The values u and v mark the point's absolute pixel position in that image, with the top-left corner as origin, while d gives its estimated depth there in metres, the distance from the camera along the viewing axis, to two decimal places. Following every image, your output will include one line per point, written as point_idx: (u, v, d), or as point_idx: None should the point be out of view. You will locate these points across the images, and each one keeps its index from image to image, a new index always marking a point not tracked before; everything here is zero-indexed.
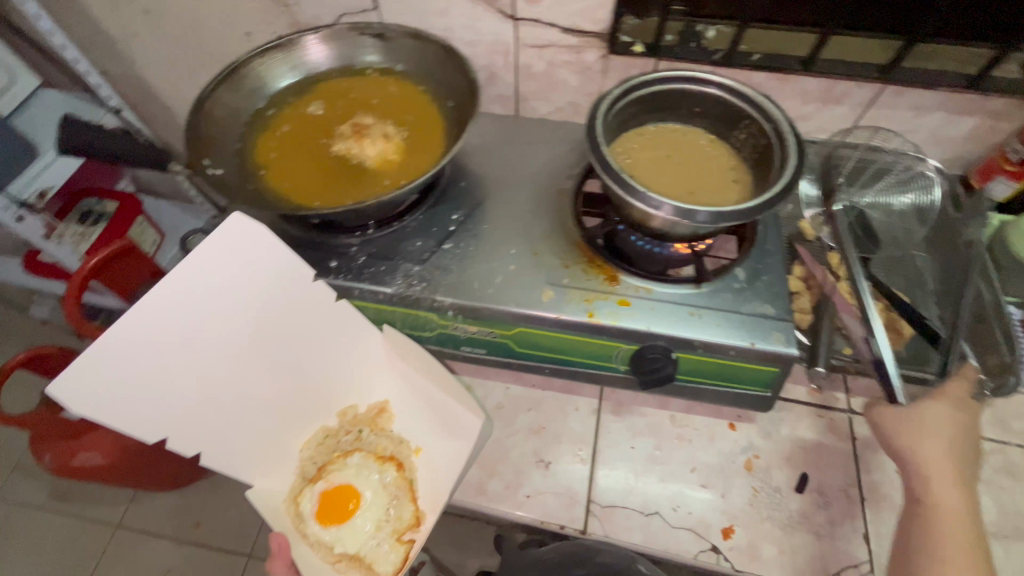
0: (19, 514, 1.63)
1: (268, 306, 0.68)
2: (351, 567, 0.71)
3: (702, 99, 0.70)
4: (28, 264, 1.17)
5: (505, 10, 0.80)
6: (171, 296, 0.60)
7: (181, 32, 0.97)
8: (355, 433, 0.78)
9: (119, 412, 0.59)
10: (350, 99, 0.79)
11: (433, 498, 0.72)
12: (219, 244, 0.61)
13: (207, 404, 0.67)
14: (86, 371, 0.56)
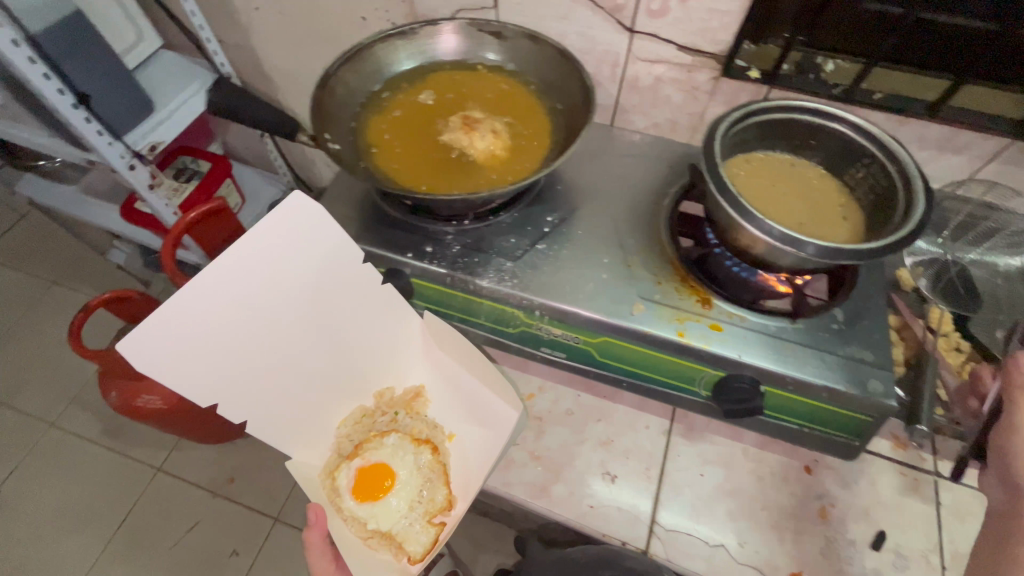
0: (70, 444, 1.70)
1: (324, 286, 0.73)
2: (383, 543, 0.76)
3: (821, 132, 0.69)
4: (124, 210, 1.24)
5: (624, 22, 0.80)
6: (236, 271, 0.65)
7: (300, 10, 1.01)
8: (391, 415, 0.84)
9: (177, 372, 0.65)
10: (461, 92, 0.81)
11: (465, 485, 0.76)
12: (283, 223, 0.66)
13: (253, 373, 0.72)
14: (157, 334, 0.62)
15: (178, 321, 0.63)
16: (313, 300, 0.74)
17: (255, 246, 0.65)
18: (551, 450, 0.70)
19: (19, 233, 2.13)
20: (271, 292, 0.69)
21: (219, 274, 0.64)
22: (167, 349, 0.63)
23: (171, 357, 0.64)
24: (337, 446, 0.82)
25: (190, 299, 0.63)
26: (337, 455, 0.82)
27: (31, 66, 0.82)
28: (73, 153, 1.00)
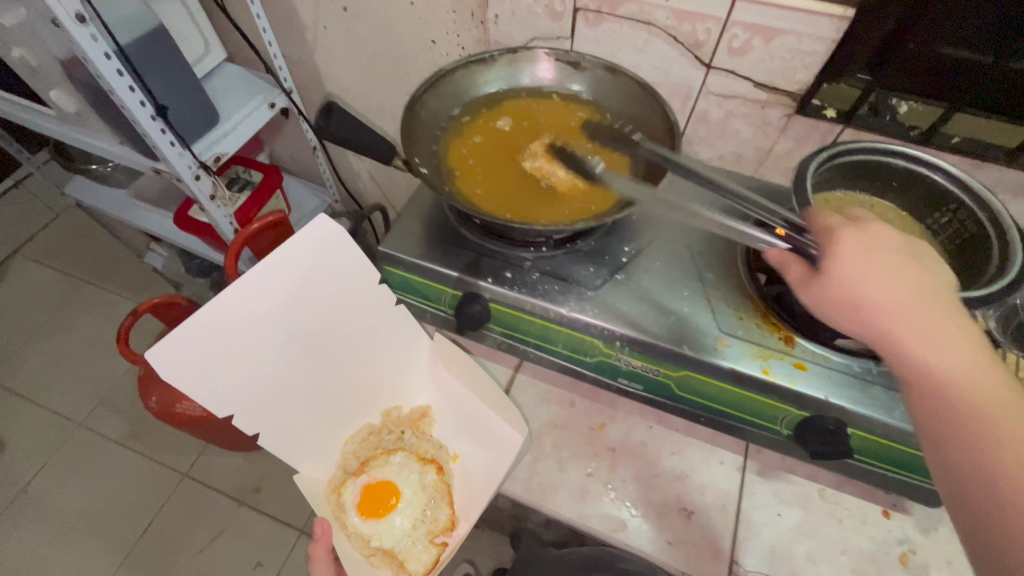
0: (97, 445, 1.68)
1: (340, 302, 0.80)
2: (385, 562, 0.79)
3: (906, 175, 0.69)
4: (177, 217, 1.26)
5: (702, 57, 0.81)
6: (264, 285, 0.73)
7: (369, 31, 1.03)
8: (398, 433, 0.89)
9: (203, 382, 0.72)
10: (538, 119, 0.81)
11: (467, 506, 0.80)
12: (304, 242, 0.74)
13: (271, 388, 0.79)
14: (189, 339, 0.70)
15: (207, 328, 0.71)
16: (327, 315, 0.80)
17: (280, 262, 0.73)
18: (626, 482, 0.70)
19: (53, 231, 2.13)
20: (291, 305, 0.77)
21: (248, 286, 0.72)
22: (195, 353, 0.71)
23: (196, 361, 0.71)
24: (344, 463, 0.87)
25: (220, 308, 0.71)
26: (343, 471, 0.87)
27: (121, 79, 0.83)
28: (144, 163, 1.02)
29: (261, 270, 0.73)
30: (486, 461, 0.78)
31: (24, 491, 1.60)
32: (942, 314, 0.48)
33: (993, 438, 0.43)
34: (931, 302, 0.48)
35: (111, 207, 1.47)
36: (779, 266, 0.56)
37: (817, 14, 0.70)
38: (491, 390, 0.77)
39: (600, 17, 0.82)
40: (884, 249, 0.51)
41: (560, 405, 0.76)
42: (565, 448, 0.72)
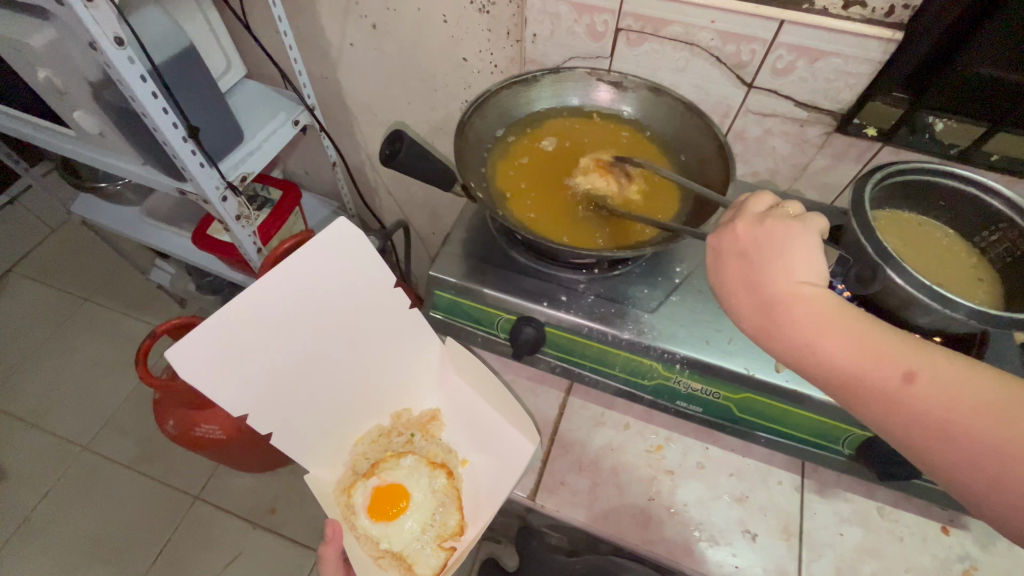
0: (106, 470, 1.57)
1: (353, 306, 0.79)
2: (393, 564, 0.79)
3: (953, 194, 0.71)
4: (195, 237, 1.24)
5: (744, 77, 0.82)
6: (278, 288, 0.72)
7: (399, 48, 1.02)
8: (407, 436, 0.87)
9: (213, 385, 0.71)
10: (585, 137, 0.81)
11: (476, 512, 0.79)
12: (322, 242, 0.73)
13: (282, 390, 0.78)
14: (204, 339, 0.69)
15: (218, 330, 0.69)
16: (340, 319, 0.79)
17: (296, 265, 0.72)
18: (688, 505, 0.69)
19: (47, 246, 2.02)
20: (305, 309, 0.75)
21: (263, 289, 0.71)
22: (207, 356, 0.70)
23: (207, 364, 0.70)
24: (354, 464, 0.86)
25: (233, 311, 0.70)
26: (353, 472, 0.86)
27: (155, 101, 0.81)
28: (169, 184, 1.00)
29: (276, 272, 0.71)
30: (495, 471, 0.77)
31: (27, 519, 1.48)
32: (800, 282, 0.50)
33: (883, 383, 0.46)
34: (797, 270, 0.51)
35: (121, 225, 1.43)
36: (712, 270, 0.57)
37: (864, 37, 0.71)
38: (506, 398, 0.77)
39: (642, 37, 0.82)
40: (759, 239, 0.53)
41: (615, 427, 0.76)
42: (624, 471, 0.72)
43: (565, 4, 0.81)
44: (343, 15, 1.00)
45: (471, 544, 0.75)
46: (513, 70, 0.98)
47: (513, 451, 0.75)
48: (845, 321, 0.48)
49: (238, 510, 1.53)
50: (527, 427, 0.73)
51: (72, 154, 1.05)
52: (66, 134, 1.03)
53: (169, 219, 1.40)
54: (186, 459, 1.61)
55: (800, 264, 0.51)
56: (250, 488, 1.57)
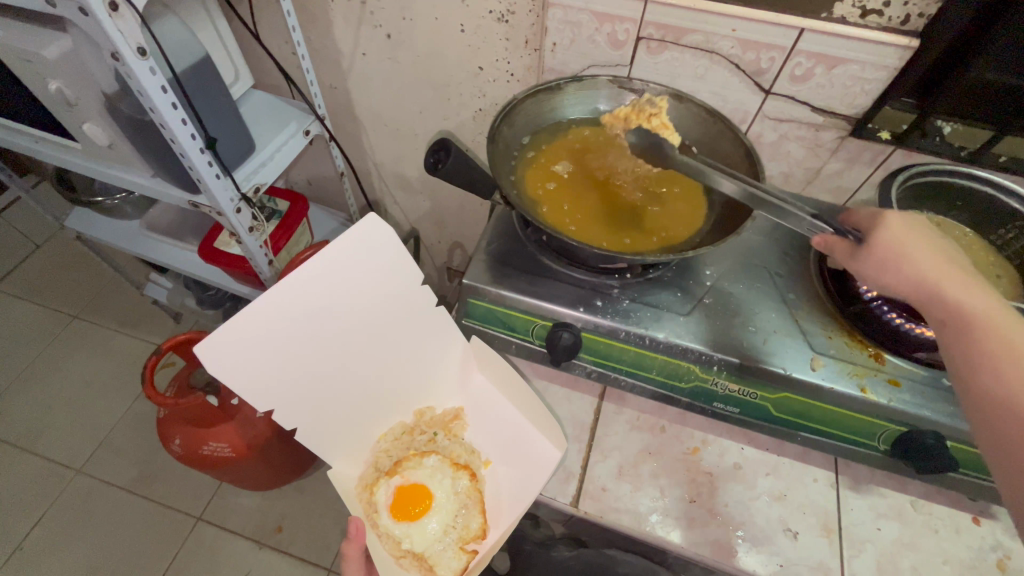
0: (102, 492, 1.51)
1: (379, 303, 0.78)
2: (414, 564, 0.77)
3: (966, 193, 0.75)
4: (203, 251, 1.21)
5: (763, 83, 0.84)
6: (308, 284, 0.71)
7: (414, 57, 1.02)
8: (430, 435, 0.86)
9: (245, 381, 0.70)
10: (619, 120, 0.80)
11: (499, 513, 0.77)
12: (354, 240, 0.73)
13: (309, 388, 0.77)
14: (237, 336, 0.68)
15: (250, 327, 0.69)
16: (369, 315, 0.78)
17: (326, 262, 0.72)
18: (729, 506, 0.70)
19: (34, 263, 1.95)
20: (334, 306, 0.75)
21: (293, 286, 0.70)
22: (238, 354, 0.68)
23: (238, 361, 0.69)
24: (376, 461, 0.85)
25: (265, 307, 0.69)
26: (376, 469, 0.85)
27: (175, 112, 0.79)
28: (181, 196, 0.98)
29: (308, 268, 0.70)
30: (517, 475, 0.76)
31: (19, 548, 1.41)
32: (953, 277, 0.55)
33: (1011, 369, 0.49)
34: (951, 263, 0.56)
35: (120, 240, 1.39)
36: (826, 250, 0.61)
37: (881, 44, 0.74)
38: (534, 403, 0.77)
39: (662, 46, 0.84)
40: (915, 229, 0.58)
41: (650, 431, 0.77)
42: (663, 474, 0.73)
43: (587, 13, 0.82)
44: (357, 25, 1.00)
45: (494, 548, 0.73)
46: (530, 79, 0.98)
47: (536, 454, 0.76)
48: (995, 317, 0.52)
49: (241, 530, 1.49)
50: (552, 431, 0.74)
51: (76, 168, 1.03)
52: (70, 147, 1.01)
53: (171, 232, 1.37)
54: (187, 479, 1.56)
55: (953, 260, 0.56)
56: (256, 506, 1.52)
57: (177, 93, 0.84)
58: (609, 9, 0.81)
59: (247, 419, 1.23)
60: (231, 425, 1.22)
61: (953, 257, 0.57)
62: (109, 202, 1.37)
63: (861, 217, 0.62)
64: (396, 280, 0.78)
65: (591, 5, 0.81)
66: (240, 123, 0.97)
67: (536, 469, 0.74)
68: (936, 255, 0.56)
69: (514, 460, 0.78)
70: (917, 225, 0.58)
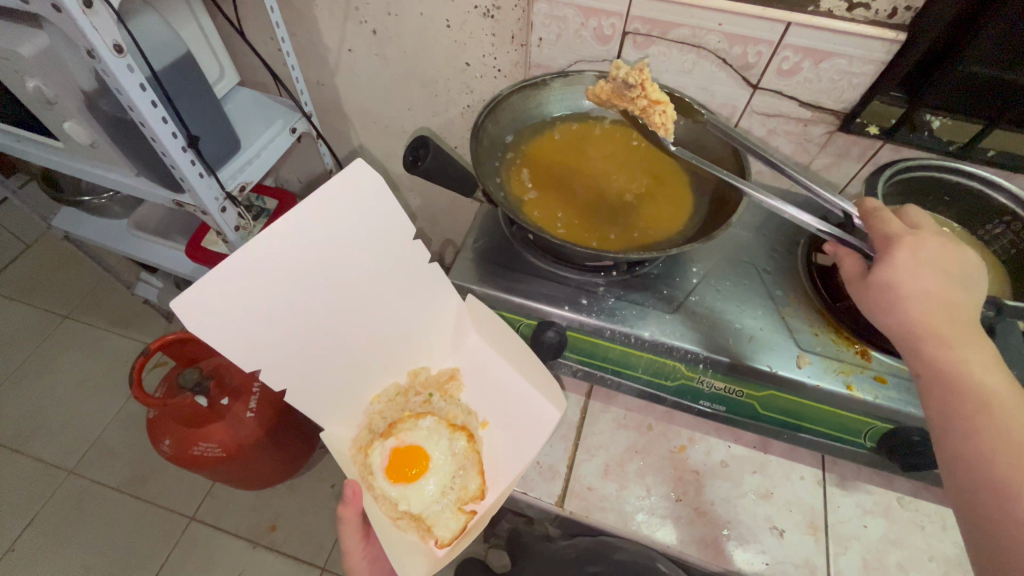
0: (93, 493, 1.50)
1: (373, 263, 0.76)
2: (412, 526, 0.75)
3: (955, 188, 0.74)
4: (190, 249, 1.20)
5: (750, 78, 0.83)
6: (298, 240, 0.68)
7: (400, 53, 1.01)
8: (425, 396, 0.84)
9: (229, 338, 0.66)
10: (604, 100, 0.76)
11: (499, 473, 0.76)
12: (342, 187, 0.69)
13: (300, 344, 0.73)
14: (218, 290, 0.64)
15: (237, 285, 0.65)
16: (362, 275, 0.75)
17: (312, 211, 0.68)
18: (716, 505, 0.70)
19: (24, 263, 1.94)
20: (326, 266, 0.72)
21: (279, 236, 0.67)
22: (219, 308, 0.64)
23: (221, 320, 0.65)
24: (370, 423, 0.82)
25: (252, 264, 0.66)
26: (370, 431, 0.82)
27: (155, 111, 0.78)
28: (166, 196, 0.97)
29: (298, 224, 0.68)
30: (517, 436, 0.76)
31: (11, 550, 1.41)
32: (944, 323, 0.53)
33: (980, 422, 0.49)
34: (951, 304, 0.54)
35: (107, 239, 1.37)
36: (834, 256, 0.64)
37: (868, 38, 0.73)
38: (534, 370, 0.74)
39: (648, 41, 0.83)
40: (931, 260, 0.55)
41: (637, 429, 0.76)
42: (650, 472, 0.72)
43: (572, 8, 0.82)
44: (342, 21, 0.99)
45: (495, 506, 0.72)
46: (517, 74, 0.97)
47: (536, 415, 0.75)
48: (977, 368, 0.51)
49: (235, 529, 1.48)
50: (553, 393, 0.72)
51: (59, 166, 1.02)
52: (52, 146, 0.99)
53: (159, 231, 1.36)
54: (179, 478, 1.55)
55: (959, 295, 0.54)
56: (249, 505, 1.52)
57: (158, 91, 0.83)
58: (594, 4, 0.80)
59: (237, 419, 1.23)
60: (221, 424, 1.21)
61: (957, 296, 0.54)
62: (95, 202, 1.36)
63: (876, 235, 0.59)
64: (388, 232, 0.75)
65: (576, 0, 0.80)
66: (225, 121, 0.96)
67: (536, 430, 0.73)
68: (936, 297, 0.53)
69: (515, 423, 0.77)
70: (926, 260, 0.54)
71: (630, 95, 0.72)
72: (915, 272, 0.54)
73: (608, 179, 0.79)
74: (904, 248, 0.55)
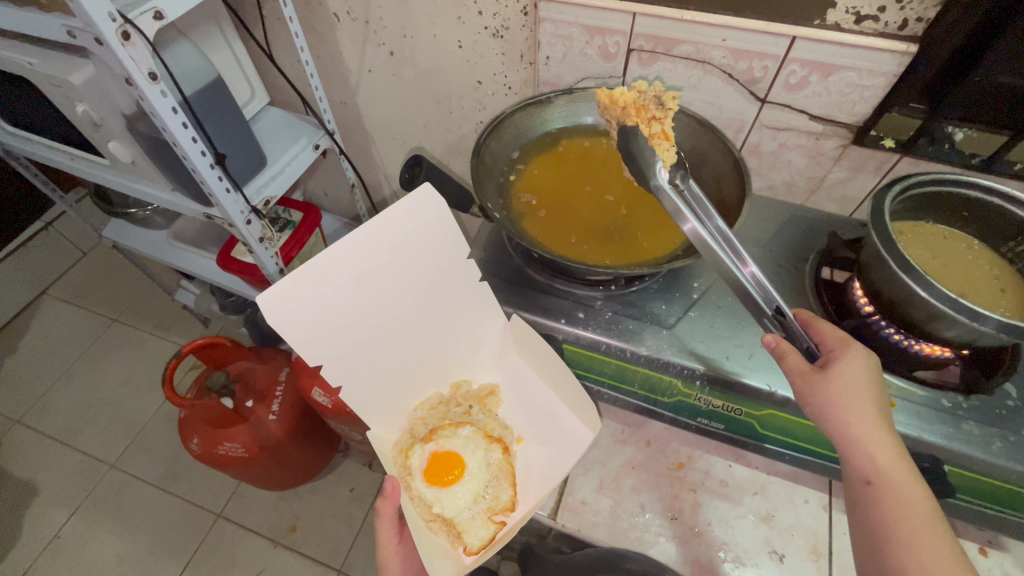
0: (131, 487, 1.59)
1: (427, 273, 0.72)
2: (443, 529, 0.75)
3: (975, 205, 0.70)
4: (221, 260, 1.27)
5: (758, 92, 0.82)
6: (363, 246, 0.65)
7: (416, 73, 1.05)
8: (465, 407, 0.83)
9: (294, 337, 0.64)
10: (617, 107, 0.70)
11: (531, 488, 0.75)
12: (411, 204, 0.66)
13: (356, 354, 0.71)
14: (295, 290, 0.62)
15: (307, 284, 0.63)
16: (417, 282, 0.72)
17: (383, 224, 0.66)
18: (713, 525, 0.70)
19: (81, 269, 2.10)
20: (386, 270, 0.68)
21: (351, 244, 0.65)
22: (293, 309, 0.63)
23: (295, 321, 0.63)
24: (411, 428, 0.81)
25: (322, 263, 0.63)
26: (410, 435, 0.81)
27: (185, 131, 0.84)
28: (197, 209, 1.04)
29: (362, 229, 0.65)
30: (553, 453, 0.75)
31: (56, 537, 1.51)
32: (875, 435, 0.56)
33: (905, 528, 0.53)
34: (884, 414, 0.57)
35: (150, 249, 1.47)
36: (778, 353, 0.61)
37: (878, 50, 0.71)
38: (568, 380, 0.72)
39: (653, 57, 0.83)
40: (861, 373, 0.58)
41: (635, 445, 0.78)
42: (646, 489, 0.74)
43: (577, 27, 0.83)
44: (362, 44, 1.04)
45: (526, 518, 0.71)
46: (528, 91, 0.99)
47: (572, 436, 0.74)
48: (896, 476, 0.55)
49: (260, 528, 1.53)
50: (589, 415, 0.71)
51: (107, 182, 1.11)
52: (101, 163, 1.09)
53: (195, 242, 1.45)
54: (209, 476, 1.62)
55: (881, 404, 0.57)
56: (274, 505, 1.57)
57: (189, 113, 0.89)
58: (599, 23, 0.82)
59: (262, 420, 1.28)
60: (252, 424, 1.27)
61: (887, 409, 0.57)
62: (140, 214, 1.46)
63: (829, 338, 0.61)
64: (447, 254, 0.72)
65: (581, 19, 0.82)
66: (249, 138, 1.02)
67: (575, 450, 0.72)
68: (871, 412, 0.56)
69: (551, 441, 0.76)
70: (861, 373, 0.57)
71: (655, 111, 0.68)
72: (852, 381, 0.57)
73: (607, 197, 0.80)
74: (845, 361, 0.58)
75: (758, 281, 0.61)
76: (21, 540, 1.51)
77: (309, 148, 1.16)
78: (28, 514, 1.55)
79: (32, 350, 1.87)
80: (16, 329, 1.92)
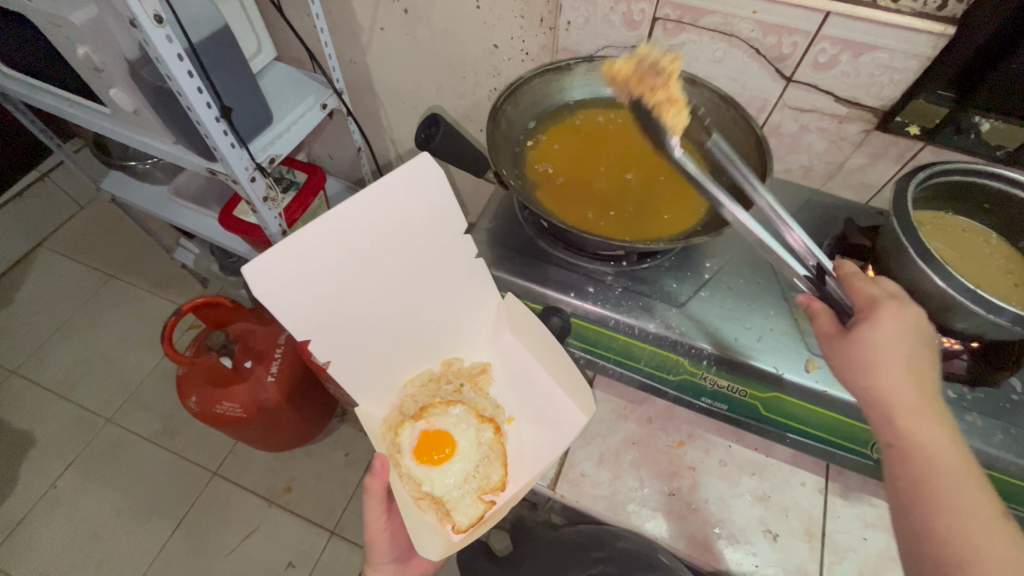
0: (128, 442, 1.60)
1: (422, 247, 0.71)
2: (432, 507, 0.76)
3: (997, 196, 0.69)
4: (223, 218, 1.25)
5: (784, 70, 0.80)
6: (355, 218, 0.64)
7: (430, 33, 1.01)
8: (456, 385, 0.84)
9: (283, 308, 0.63)
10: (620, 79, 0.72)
11: (520, 469, 0.76)
12: (406, 176, 0.64)
13: (348, 328, 0.70)
14: (284, 262, 0.61)
15: (297, 255, 0.62)
16: (412, 256, 0.71)
17: (376, 197, 0.64)
18: (710, 502, 0.71)
19: (78, 223, 2.07)
20: (380, 245, 0.67)
21: (343, 216, 0.63)
22: (281, 280, 0.62)
23: (284, 293, 0.62)
24: (401, 405, 0.82)
25: (313, 235, 0.62)
26: (401, 413, 0.81)
27: (190, 81, 0.81)
28: (200, 164, 1.02)
29: (355, 199, 0.63)
30: (544, 435, 0.75)
31: (52, 487, 1.53)
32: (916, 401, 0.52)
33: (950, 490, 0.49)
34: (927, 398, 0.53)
35: (149, 204, 1.45)
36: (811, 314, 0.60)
37: (912, 31, 0.69)
38: (563, 360, 0.71)
39: (679, 27, 0.81)
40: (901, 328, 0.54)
41: (636, 422, 0.78)
42: (645, 465, 0.74)
43: None
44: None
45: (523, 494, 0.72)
46: (545, 58, 0.96)
47: (563, 423, 0.74)
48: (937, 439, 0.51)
49: (255, 488, 1.55)
50: (584, 399, 0.70)
51: (107, 132, 1.08)
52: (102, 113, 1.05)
53: (196, 199, 1.42)
54: (205, 435, 1.63)
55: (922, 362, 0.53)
56: (270, 466, 1.59)
57: (194, 61, 0.86)
58: None
59: (258, 384, 1.28)
60: (246, 386, 1.27)
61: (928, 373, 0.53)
62: (140, 167, 1.43)
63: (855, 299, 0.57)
64: (443, 229, 0.71)
65: None
66: (256, 93, 0.99)
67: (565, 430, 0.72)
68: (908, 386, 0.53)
69: (541, 422, 0.76)
70: (903, 327, 0.53)
71: (655, 80, 0.69)
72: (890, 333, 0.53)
73: (624, 172, 0.78)
74: (867, 326, 0.54)
75: (804, 245, 0.60)
76: (17, 489, 1.52)
77: (317, 107, 1.13)
78: (25, 464, 1.56)
79: (28, 303, 1.86)
80: (12, 281, 1.90)
